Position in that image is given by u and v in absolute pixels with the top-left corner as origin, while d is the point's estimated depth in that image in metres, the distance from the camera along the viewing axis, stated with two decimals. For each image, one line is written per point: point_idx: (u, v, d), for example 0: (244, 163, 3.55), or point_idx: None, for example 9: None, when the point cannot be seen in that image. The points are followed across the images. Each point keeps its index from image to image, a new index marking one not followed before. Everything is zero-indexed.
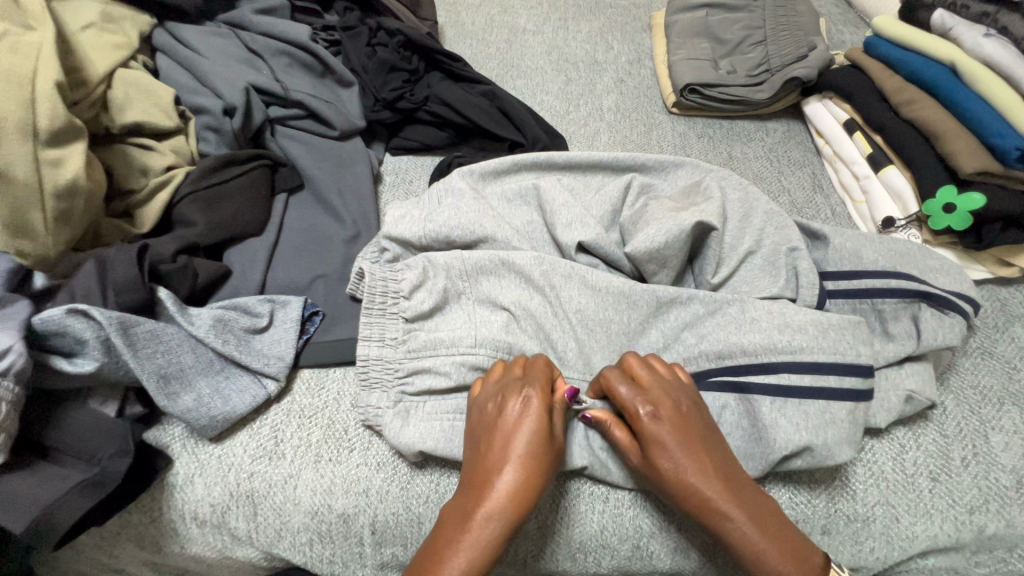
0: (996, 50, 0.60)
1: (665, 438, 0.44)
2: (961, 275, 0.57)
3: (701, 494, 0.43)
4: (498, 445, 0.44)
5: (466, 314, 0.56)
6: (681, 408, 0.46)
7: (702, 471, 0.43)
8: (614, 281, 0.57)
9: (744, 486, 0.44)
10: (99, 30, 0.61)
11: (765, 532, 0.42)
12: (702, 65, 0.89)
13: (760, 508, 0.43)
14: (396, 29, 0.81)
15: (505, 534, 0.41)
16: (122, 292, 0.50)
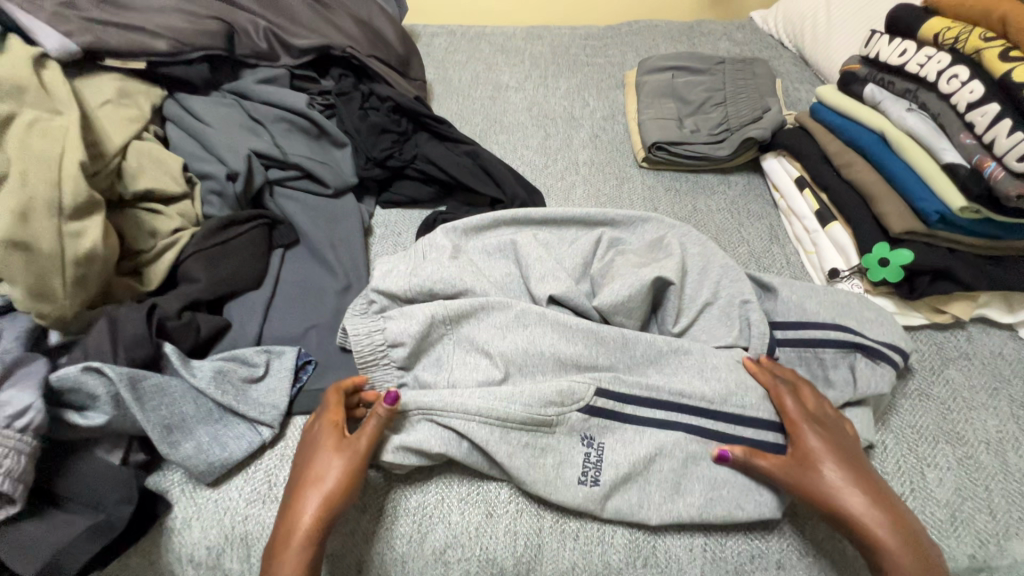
0: (917, 123, 0.68)
1: (818, 452, 0.53)
2: (894, 327, 0.63)
3: (854, 513, 0.49)
4: (309, 450, 0.54)
5: (450, 359, 0.61)
6: (845, 440, 0.54)
7: (859, 492, 0.50)
8: (581, 325, 0.62)
9: (902, 514, 0.49)
10: (115, 106, 0.68)
11: (913, 556, 0.47)
12: (668, 124, 0.97)
13: (910, 533, 0.48)
14: (388, 95, 0.89)
15: (313, 549, 0.49)
16: (132, 349, 0.54)
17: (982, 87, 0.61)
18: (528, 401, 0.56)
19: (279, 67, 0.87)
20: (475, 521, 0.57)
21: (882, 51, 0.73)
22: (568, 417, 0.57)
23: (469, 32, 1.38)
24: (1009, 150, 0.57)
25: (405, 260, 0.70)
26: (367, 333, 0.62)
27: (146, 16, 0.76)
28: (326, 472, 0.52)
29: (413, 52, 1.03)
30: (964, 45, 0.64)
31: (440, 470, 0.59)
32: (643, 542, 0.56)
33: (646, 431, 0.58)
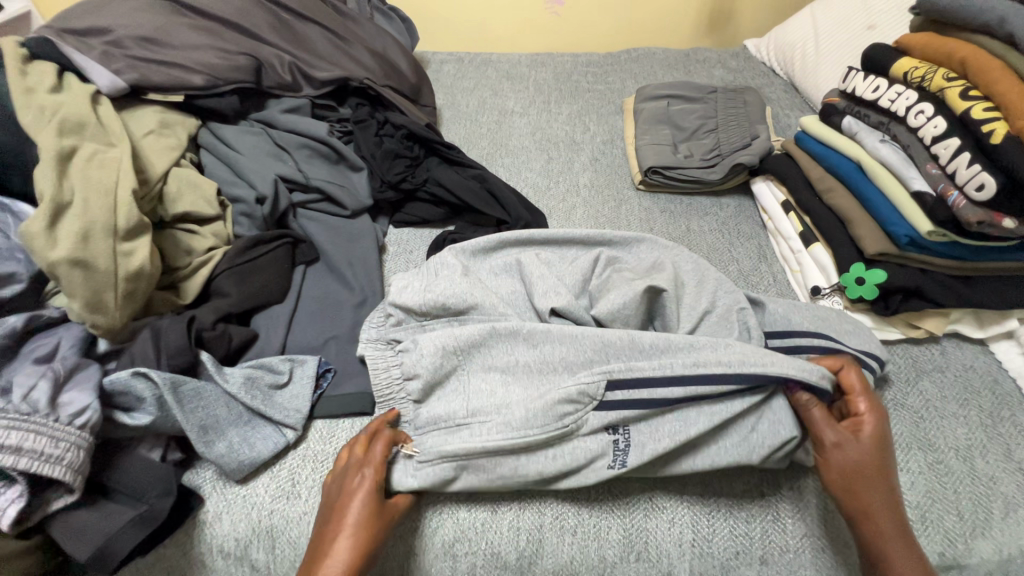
0: (889, 153, 0.74)
1: (868, 445, 0.57)
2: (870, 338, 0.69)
3: (864, 505, 0.55)
4: (343, 509, 0.56)
5: (461, 387, 0.64)
6: (887, 450, 0.58)
7: (879, 493, 0.56)
8: (588, 334, 0.65)
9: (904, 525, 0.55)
10: (157, 136, 0.75)
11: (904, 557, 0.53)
12: (663, 149, 1.04)
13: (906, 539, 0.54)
14: (402, 124, 0.96)
15: None
16: (173, 356, 0.60)
17: (945, 122, 0.67)
18: (545, 426, 0.59)
19: (302, 97, 0.94)
20: (481, 518, 0.62)
21: (858, 86, 0.80)
22: (585, 419, 0.60)
23: (477, 59, 1.46)
24: (968, 181, 0.63)
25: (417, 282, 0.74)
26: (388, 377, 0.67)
27: (183, 53, 0.84)
28: (352, 530, 0.54)
29: (424, 81, 1.11)
30: (929, 84, 0.70)
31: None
32: (636, 538, 0.61)
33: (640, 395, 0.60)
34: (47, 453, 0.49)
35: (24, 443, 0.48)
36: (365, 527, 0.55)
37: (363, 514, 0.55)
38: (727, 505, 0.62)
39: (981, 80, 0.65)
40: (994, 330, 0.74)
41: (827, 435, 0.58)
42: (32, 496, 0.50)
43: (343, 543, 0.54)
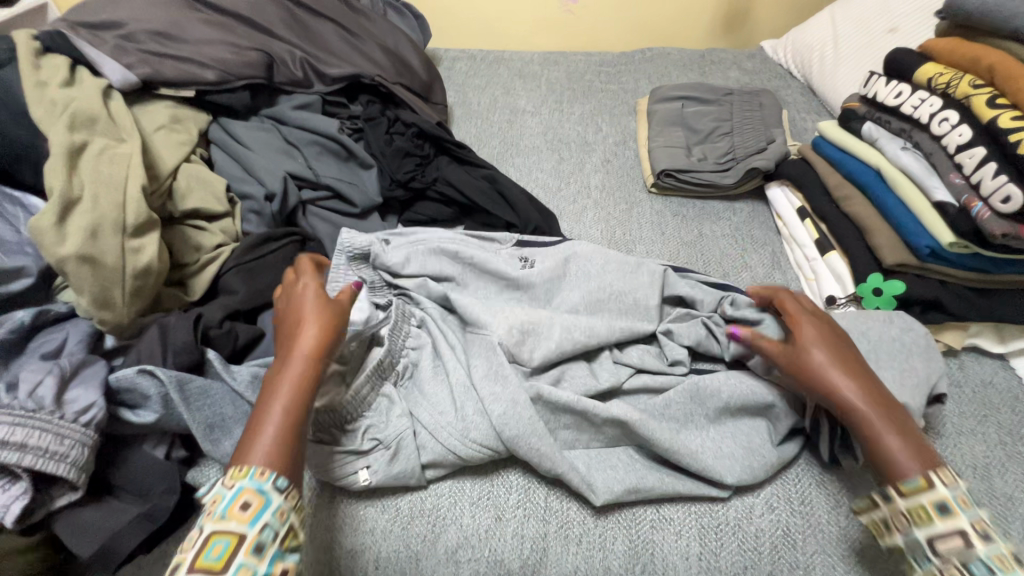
0: (910, 162, 0.72)
1: (814, 359, 0.57)
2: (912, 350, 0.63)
3: (830, 386, 0.56)
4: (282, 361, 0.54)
5: None
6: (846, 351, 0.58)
7: (854, 384, 0.55)
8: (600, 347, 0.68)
9: (889, 406, 0.54)
10: (167, 131, 0.75)
11: (877, 408, 0.54)
12: (676, 152, 1.02)
13: (870, 386, 0.55)
14: (413, 122, 0.95)
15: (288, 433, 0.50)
16: (179, 354, 0.60)
17: (970, 131, 0.65)
18: None
19: (313, 94, 0.93)
20: (484, 524, 0.61)
21: (879, 91, 0.78)
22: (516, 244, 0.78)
23: (489, 57, 1.45)
24: (993, 192, 0.61)
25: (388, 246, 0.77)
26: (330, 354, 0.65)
27: (195, 47, 0.84)
28: (290, 391, 0.52)
29: (436, 78, 1.10)
30: (955, 91, 0.68)
31: (458, 479, 0.64)
32: (641, 551, 0.59)
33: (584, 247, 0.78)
34: (51, 450, 0.49)
35: (29, 440, 0.48)
36: (296, 400, 0.51)
37: (302, 375, 0.53)
38: (734, 518, 0.61)
39: (1009, 87, 0.63)
40: (1016, 345, 0.72)
41: (777, 354, 0.61)
42: (36, 492, 0.50)
43: (273, 421, 0.50)
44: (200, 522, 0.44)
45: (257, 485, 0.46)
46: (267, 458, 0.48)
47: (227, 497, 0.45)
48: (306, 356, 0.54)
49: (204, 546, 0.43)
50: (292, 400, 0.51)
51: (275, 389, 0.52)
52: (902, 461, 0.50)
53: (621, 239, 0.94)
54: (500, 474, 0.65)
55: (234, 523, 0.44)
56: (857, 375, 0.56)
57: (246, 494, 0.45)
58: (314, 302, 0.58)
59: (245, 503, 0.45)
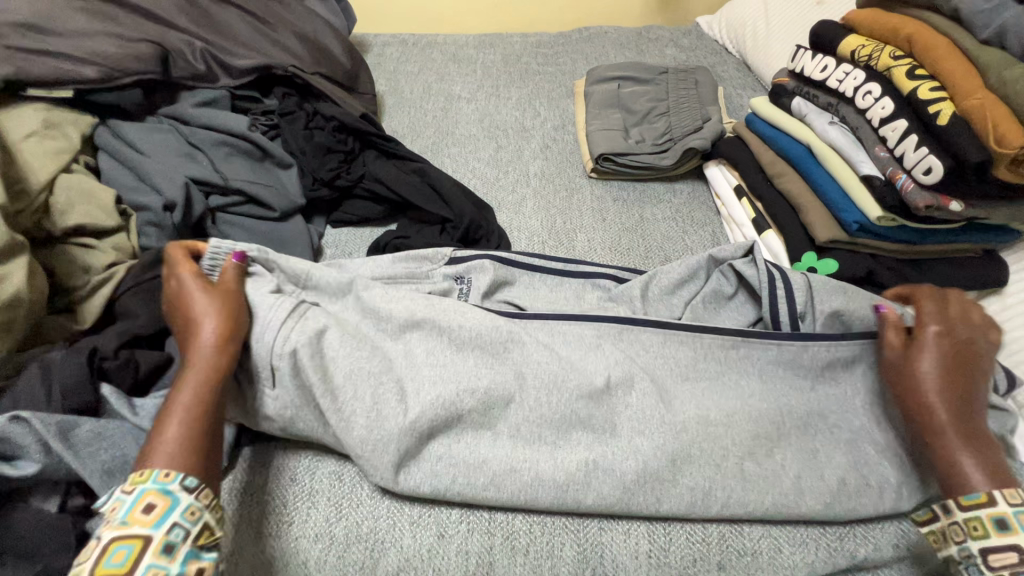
0: (837, 137, 0.72)
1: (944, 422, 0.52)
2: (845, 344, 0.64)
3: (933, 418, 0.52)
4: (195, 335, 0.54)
5: None
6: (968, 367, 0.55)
7: (953, 412, 0.52)
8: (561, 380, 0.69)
9: (972, 405, 0.53)
10: (41, 138, 0.66)
11: (969, 446, 0.51)
12: (613, 134, 1.00)
13: (970, 426, 0.52)
14: (333, 115, 0.89)
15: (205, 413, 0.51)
16: (69, 396, 0.53)
17: (892, 103, 0.65)
18: None
19: (219, 89, 0.85)
20: (426, 543, 0.58)
21: (806, 66, 0.77)
22: (437, 272, 0.73)
23: (421, 41, 1.38)
24: (915, 164, 0.61)
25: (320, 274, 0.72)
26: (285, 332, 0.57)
27: (73, 42, 0.75)
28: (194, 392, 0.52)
29: (360, 66, 1.03)
30: (877, 63, 0.68)
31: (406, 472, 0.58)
32: (591, 554, 0.57)
33: (537, 274, 0.76)
34: None
35: None
36: (204, 392, 0.52)
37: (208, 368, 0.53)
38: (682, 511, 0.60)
39: (926, 58, 0.63)
40: None
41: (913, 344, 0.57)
42: None
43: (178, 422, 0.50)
44: (101, 532, 0.44)
45: (161, 486, 0.46)
46: (167, 463, 0.48)
47: (128, 502, 0.45)
48: (213, 351, 0.53)
49: (103, 554, 0.43)
50: (183, 413, 0.50)
51: (165, 409, 0.51)
52: (971, 475, 0.49)
53: (562, 228, 0.91)
54: (455, 438, 0.59)
55: (137, 526, 0.44)
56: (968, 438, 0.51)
57: (149, 497, 0.45)
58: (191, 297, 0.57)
59: (149, 504, 0.45)
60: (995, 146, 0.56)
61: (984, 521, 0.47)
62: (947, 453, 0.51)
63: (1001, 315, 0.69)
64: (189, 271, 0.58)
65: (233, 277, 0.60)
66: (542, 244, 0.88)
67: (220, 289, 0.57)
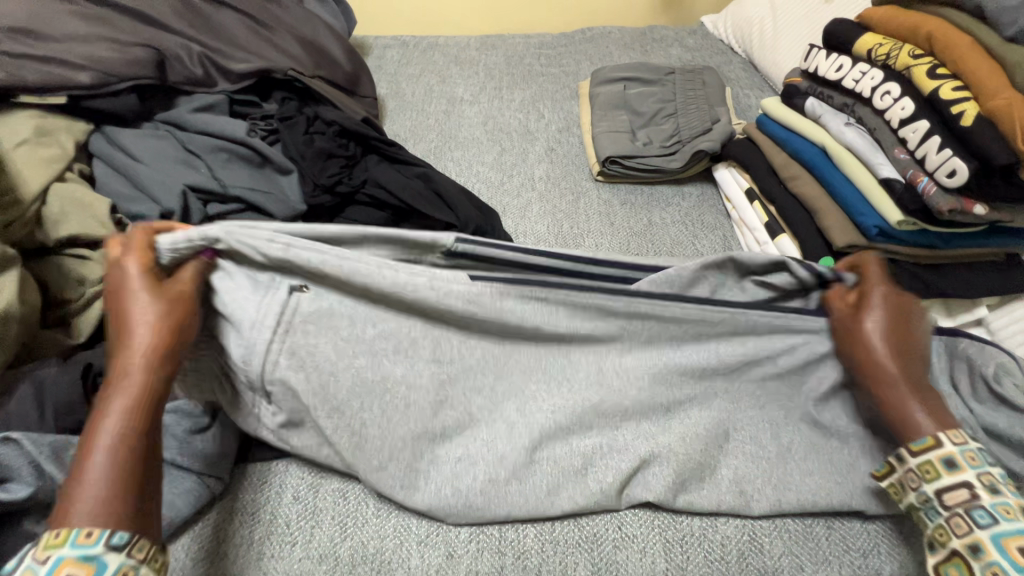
0: (854, 138, 0.70)
1: (895, 372, 0.53)
2: None
3: (884, 372, 0.54)
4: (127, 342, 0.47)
5: None
6: (907, 321, 0.56)
7: (903, 365, 0.54)
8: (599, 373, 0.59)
9: (922, 372, 0.54)
10: (33, 145, 0.65)
11: (922, 402, 0.52)
12: (621, 136, 0.98)
13: (925, 387, 0.53)
14: (334, 119, 0.87)
15: (129, 441, 0.43)
16: (62, 415, 0.51)
17: (913, 104, 0.63)
18: None
19: (216, 93, 0.83)
20: (434, 563, 0.55)
21: (820, 65, 0.75)
22: None
23: (422, 43, 1.36)
24: (939, 167, 0.59)
25: (294, 247, 0.53)
26: (314, 337, 0.54)
27: (66, 46, 0.73)
28: (122, 417, 0.44)
29: (361, 68, 1.01)
30: (895, 62, 0.66)
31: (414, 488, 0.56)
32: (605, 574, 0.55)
33: None
34: None
35: None
36: (132, 418, 0.44)
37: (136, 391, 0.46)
38: (699, 527, 0.58)
39: (948, 56, 0.61)
40: (965, 319, 0.70)
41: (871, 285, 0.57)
42: None
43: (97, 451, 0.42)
44: None
45: (82, 550, 0.38)
46: (96, 516, 0.40)
47: None
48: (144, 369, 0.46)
49: None
50: (115, 436, 0.43)
51: (88, 439, 0.43)
52: (920, 426, 0.51)
53: (569, 233, 0.88)
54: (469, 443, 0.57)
55: None
56: (916, 393, 0.53)
57: (68, 566, 0.37)
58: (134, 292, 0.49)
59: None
60: None
61: (935, 464, 0.49)
62: (898, 405, 0.53)
63: None
64: (134, 262, 0.50)
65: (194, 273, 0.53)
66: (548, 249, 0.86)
67: (176, 294, 0.50)
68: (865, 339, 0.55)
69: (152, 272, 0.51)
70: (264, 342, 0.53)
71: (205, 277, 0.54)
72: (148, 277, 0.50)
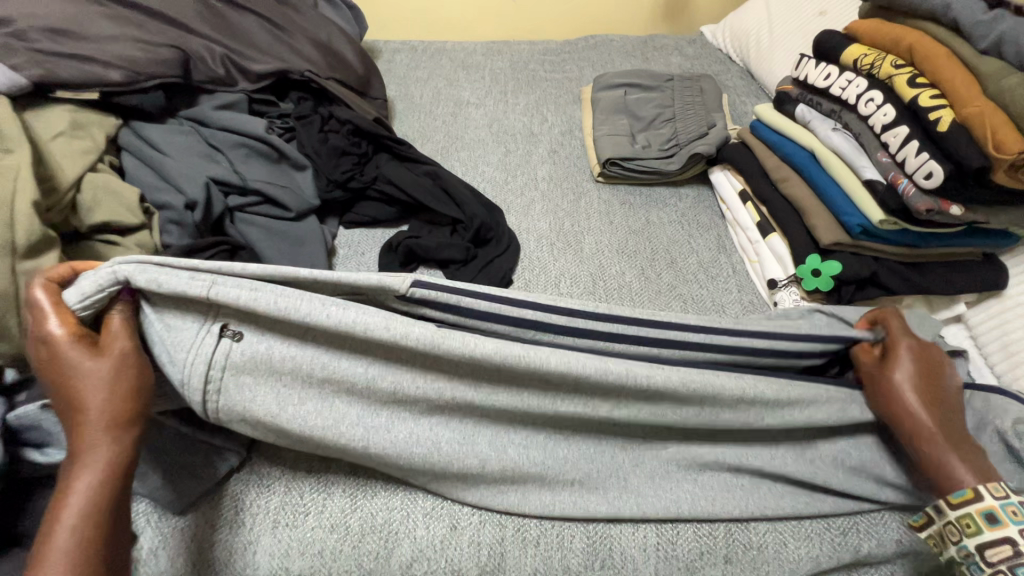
0: (840, 143, 0.74)
1: (931, 427, 0.57)
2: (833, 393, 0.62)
3: (918, 428, 0.57)
4: (81, 408, 0.46)
5: None
6: (934, 375, 0.60)
7: (934, 419, 0.57)
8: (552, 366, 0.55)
9: (954, 425, 0.57)
10: (68, 138, 0.69)
11: (958, 451, 0.55)
12: (621, 140, 1.02)
13: (960, 437, 0.57)
14: (348, 119, 0.91)
15: (104, 501, 0.45)
16: None
17: (894, 111, 0.67)
18: None
19: (236, 93, 0.88)
20: (439, 534, 0.59)
21: (809, 74, 0.79)
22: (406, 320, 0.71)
23: (430, 48, 1.41)
24: (917, 169, 0.63)
25: (258, 291, 0.51)
26: (259, 386, 0.53)
27: (97, 45, 0.77)
28: (95, 478, 0.45)
29: (373, 71, 1.05)
30: (879, 71, 0.70)
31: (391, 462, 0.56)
32: (600, 547, 0.59)
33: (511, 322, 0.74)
34: None
35: None
36: (103, 481, 0.45)
37: (108, 457, 0.45)
38: (689, 505, 0.61)
39: (927, 67, 0.65)
40: (943, 315, 0.74)
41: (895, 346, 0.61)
42: None
43: (69, 519, 0.43)
44: None
45: None
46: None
47: None
48: (111, 432, 0.46)
49: None
50: (89, 500, 0.44)
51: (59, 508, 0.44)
52: (959, 475, 0.54)
53: (570, 231, 0.92)
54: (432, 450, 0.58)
55: None
56: (952, 443, 0.56)
57: None
58: (71, 356, 0.46)
59: None
60: (995, 153, 0.57)
61: (974, 518, 0.50)
62: (936, 457, 0.55)
63: (1000, 316, 0.71)
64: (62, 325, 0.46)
65: (126, 322, 0.50)
66: (550, 246, 0.90)
67: (118, 361, 0.47)
68: (892, 394, 0.59)
69: (82, 337, 0.47)
70: (219, 380, 0.51)
71: (137, 324, 0.51)
72: (81, 345, 0.47)
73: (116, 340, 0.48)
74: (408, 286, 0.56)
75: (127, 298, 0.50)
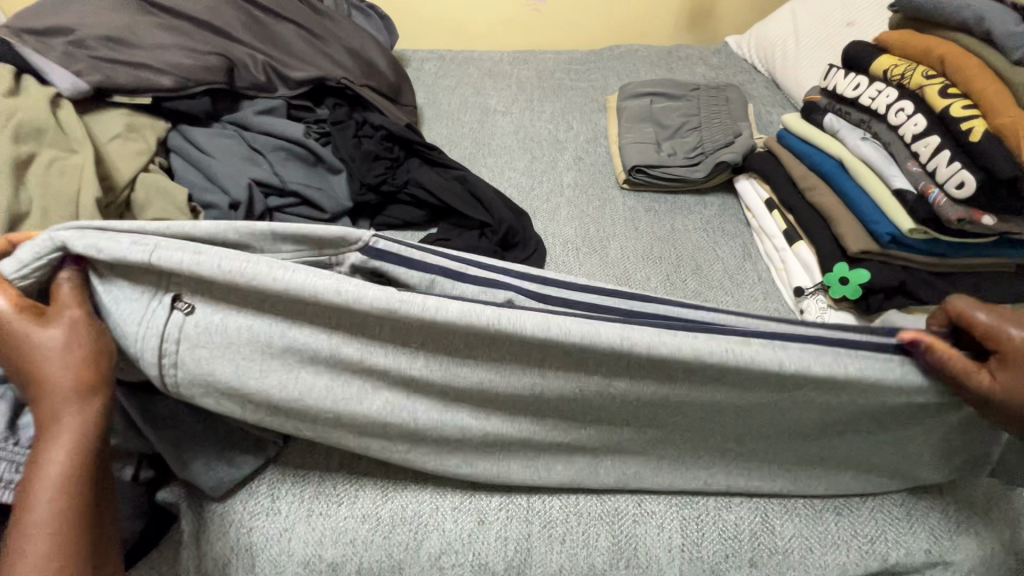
0: (869, 152, 0.74)
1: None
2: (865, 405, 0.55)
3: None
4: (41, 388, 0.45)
5: None
6: None
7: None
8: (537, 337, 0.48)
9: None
10: (123, 140, 0.73)
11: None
12: (646, 148, 1.03)
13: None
14: (381, 124, 0.94)
15: (77, 487, 0.44)
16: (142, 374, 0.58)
17: (925, 120, 0.67)
18: None
19: (276, 98, 0.91)
20: (467, 528, 0.60)
21: (838, 84, 0.80)
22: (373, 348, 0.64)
23: (459, 57, 1.44)
24: (948, 179, 0.63)
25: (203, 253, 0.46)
26: (218, 357, 0.48)
27: (150, 53, 0.82)
28: (67, 463, 0.44)
29: (404, 79, 1.09)
30: (909, 82, 0.71)
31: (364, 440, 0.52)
32: (623, 546, 0.60)
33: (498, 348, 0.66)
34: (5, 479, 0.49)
35: None
36: (73, 468, 0.44)
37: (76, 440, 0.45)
38: (714, 508, 0.61)
39: (959, 77, 0.66)
40: None
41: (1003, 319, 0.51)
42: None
43: (44, 508, 0.43)
44: None
45: None
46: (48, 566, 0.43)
47: None
48: (72, 414, 0.45)
49: None
50: (62, 486, 0.44)
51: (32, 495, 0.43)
52: None
53: (595, 236, 0.94)
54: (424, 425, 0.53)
55: None
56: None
57: None
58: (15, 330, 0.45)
59: None
60: None
61: None
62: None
63: None
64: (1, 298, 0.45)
65: (75, 291, 0.48)
66: (576, 251, 0.91)
67: (70, 328, 0.46)
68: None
69: (29, 308, 0.46)
70: (176, 354, 0.48)
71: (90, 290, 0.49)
72: (28, 316, 0.45)
73: (62, 312, 0.46)
74: (367, 249, 0.54)
75: (73, 266, 0.48)
